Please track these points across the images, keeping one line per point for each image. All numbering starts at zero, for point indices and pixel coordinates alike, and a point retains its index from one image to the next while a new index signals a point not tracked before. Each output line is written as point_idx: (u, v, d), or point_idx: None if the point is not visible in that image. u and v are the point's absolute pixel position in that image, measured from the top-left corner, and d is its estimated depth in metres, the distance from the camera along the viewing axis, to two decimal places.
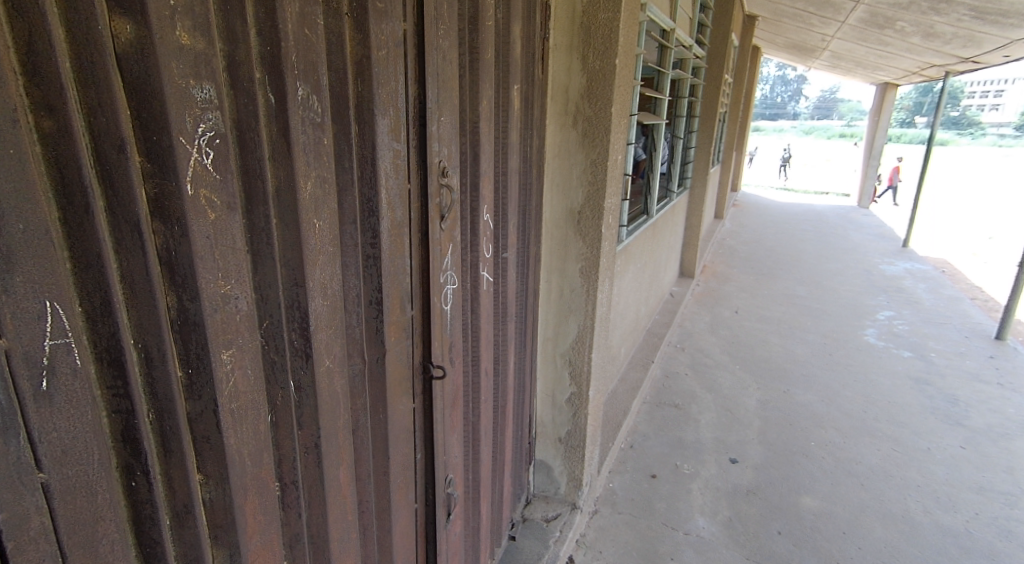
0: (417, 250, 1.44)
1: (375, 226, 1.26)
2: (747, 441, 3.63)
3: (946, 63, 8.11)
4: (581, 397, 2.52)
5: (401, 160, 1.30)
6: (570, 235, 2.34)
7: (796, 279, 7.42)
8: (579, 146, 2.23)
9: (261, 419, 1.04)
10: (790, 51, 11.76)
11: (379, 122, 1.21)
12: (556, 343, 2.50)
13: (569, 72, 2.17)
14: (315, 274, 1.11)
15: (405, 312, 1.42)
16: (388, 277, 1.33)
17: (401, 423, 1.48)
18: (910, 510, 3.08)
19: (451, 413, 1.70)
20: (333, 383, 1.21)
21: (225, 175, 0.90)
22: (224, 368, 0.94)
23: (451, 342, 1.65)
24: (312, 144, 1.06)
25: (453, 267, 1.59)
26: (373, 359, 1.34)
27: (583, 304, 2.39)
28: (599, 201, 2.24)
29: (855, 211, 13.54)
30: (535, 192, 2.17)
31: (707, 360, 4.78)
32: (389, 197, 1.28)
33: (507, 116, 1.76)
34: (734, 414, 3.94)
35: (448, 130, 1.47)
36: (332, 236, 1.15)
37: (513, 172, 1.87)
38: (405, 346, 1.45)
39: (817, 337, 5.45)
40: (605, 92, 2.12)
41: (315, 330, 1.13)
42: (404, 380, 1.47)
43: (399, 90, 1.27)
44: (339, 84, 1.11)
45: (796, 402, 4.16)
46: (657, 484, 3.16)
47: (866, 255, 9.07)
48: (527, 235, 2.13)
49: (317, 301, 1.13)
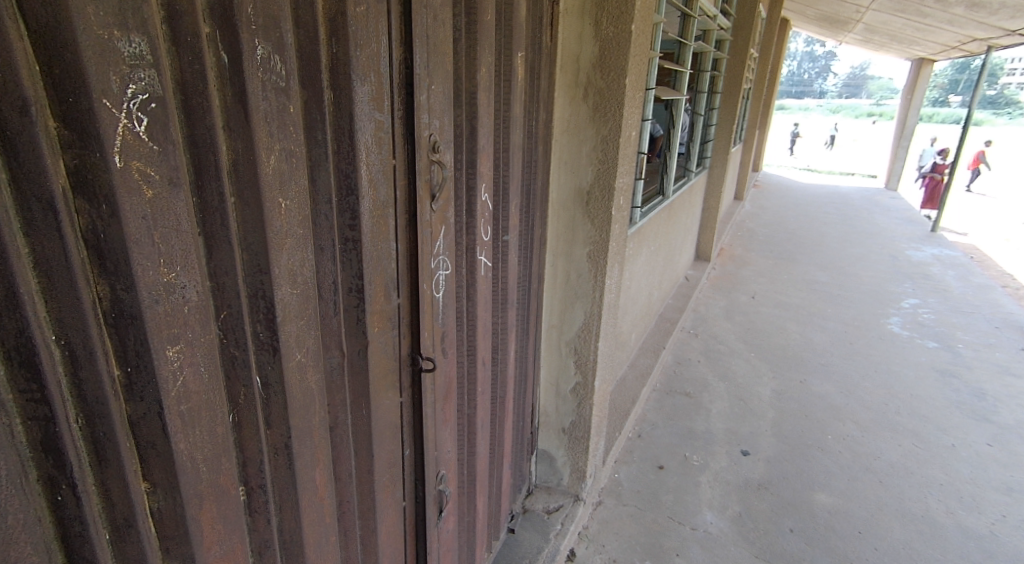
0: (404, 233, 1.31)
1: (353, 206, 1.13)
2: (760, 432, 3.51)
3: (987, 36, 7.70)
4: (586, 387, 2.41)
5: (384, 133, 1.17)
6: (578, 216, 2.20)
7: (817, 264, 7.20)
8: (589, 121, 2.07)
9: (223, 420, 0.93)
10: (820, 24, 11.30)
11: (357, 89, 1.08)
12: (561, 330, 2.38)
13: (580, 40, 2.00)
14: (281, 260, 0.99)
15: (390, 300, 1.31)
16: (371, 261, 1.21)
17: (386, 419, 1.37)
18: (931, 510, 2.95)
19: (444, 407, 1.59)
20: (306, 379, 1.11)
21: (165, 145, 0.77)
22: (171, 368, 0.82)
23: (444, 332, 1.53)
24: (275, 113, 0.93)
25: (446, 252, 1.47)
26: (353, 352, 1.23)
27: (590, 290, 2.26)
28: (610, 180, 2.09)
29: (880, 194, 13.13)
30: (541, 171, 2.03)
31: (721, 347, 4.63)
32: (370, 173, 1.16)
33: (510, 88, 1.62)
34: (748, 404, 3.81)
35: (440, 101, 1.34)
36: (303, 217, 1.03)
37: (516, 148, 1.73)
38: (390, 337, 1.34)
39: (838, 325, 5.27)
40: (619, 63, 1.96)
41: (282, 321, 1.02)
42: (390, 373, 1.36)
43: (381, 53, 1.13)
44: (311, 46, 0.98)
45: (814, 393, 4.02)
46: (664, 476, 3.06)
47: (892, 240, 8.78)
48: (531, 218, 1.99)
49: (285, 290, 1.01)
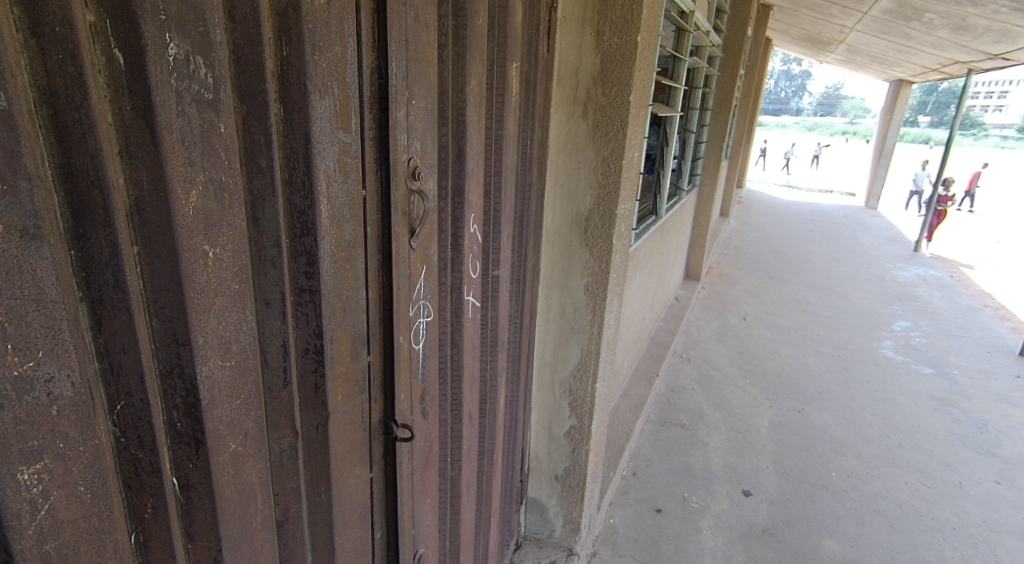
0: (377, 278, 1.07)
1: (310, 250, 0.89)
2: (761, 469, 3.29)
3: (970, 59, 7.72)
4: (582, 431, 2.18)
5: (351, 157, 0.93)
6: (575, 244, 1.97)
7: (806, 284, 7.07)
8: (589, 140, 1.85)
9: (117, 550, 0.69)
10: (804, 44, 11.35)
11: (315, 103, 0.84)
12: (554, 369, 2.14)
13: (580, 51, 1.78)
14: (207, 326, 0.75)
15: (359, 360, 1.05)
16: (333, 316, 0.96)
17: (351, 501, 1.12)
18: (946, 558, 2.75)
19: (423, 475, 1.33)
20: (242, 473, 0.86)
21: (15, 180, 0.54)
22: (28, 498, 0.58)
23: (425, 389, 1.28)
24: (198, 133, 0.69)
25: (428, 295, 1.22)
26: (308, 428, 0.98)
27: (588, 325, 2.03)
28: (611, 206, 1.87)
29: (862, 212, 13.17)
30: (535, 195, 1.79)
31: (714, 372, 4.44)
32: (332, 208, 0.91)
33: (504, 103, 1.39)
34: (746, 437, 3.60)
35: (423, 116, 1.10)
36: (238, 268, 0.79)
37: (509, 171, 1.50)
38: (357, 404, 1.08)
39: (831, 349, 5.11)
40: (623, 77, 1.75)
41: (209, 405, 0.78)
42: (358, 446, 1.11)
43: (348, 58, 0.89)
44: (251, 46, 0.74)
45: (813, 423, 3.83)
46: (662, 520, 2.83)
47: (878, 259, 8.73)
48: (524, 246, 1.75)
49: (213, 364, 0.77)
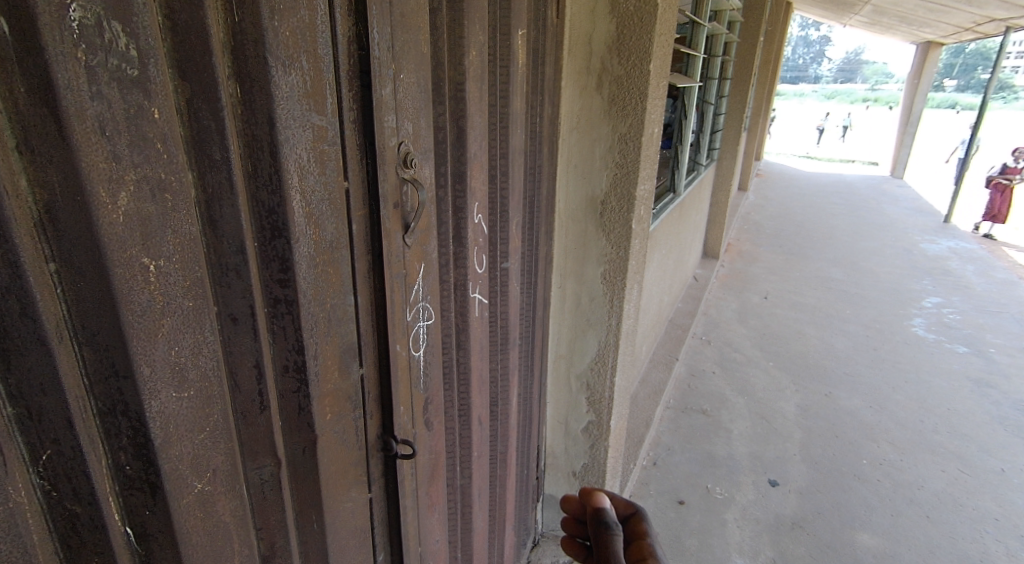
0: (367, 280, 0.93)
1: (285, 254, 0.76)
2: (788, 458, 3.16)
3: (1007, 16, 7.30)
4: (600, 427, 2.05)
5: (329, 144, 0.79)
6: (591, 229, 1.82)
7: (830, 259, 6.84)
8: (604, 115, 1.69)
9: None
10: (826, 5, 10.89)
11: (279, 81, 0.70)
12: (570, 361, 2.01)
13: (593, 16, 1.61)
14: (153, 352, 0.62)
15: (350, 375, 0.92)
16: (317, 328, 0.83)
17: (349, 527, 0.98)
18: (989, 552, 2.61)
19: (431, 489, 1.19)
20: (213, 515, 0.73)
21: None
22: None
23: (428, 398, 1.14)
24: (124, 119, 0.56)
25: (428, 295, 1.08)
26: (293, 455, 0.85)
27: (606, 315, 1.89)
28: (629, 187, 1.72)
29: (887, 182, 12.77)
30: (546, 176, 1.64)
31: (736, 355, 4.29)
32: (308, 204, 0.78)
33: (509, 75, 1.23)
34: (772, 423, 3.46)
35: (414, 92, 0.95)
36: (192, 281, 0.66)
37: (517, 152, 1.34)
38: (351, 422, 0.94)
39: (859, 328, 4.92)
40: (640, 44, 1.58)
41: (165, 444, 0.65)
42: (355, 467, 0.97)
43: (319, 24, 0.75)
44: (190, 9, 0.61)
45: (842, 408, 3.68)
46: (685, 513, 2.71)
47: (905, 232, 8.43)
48: (536, 233, 1.61)
49: (166, 397, 0.65)
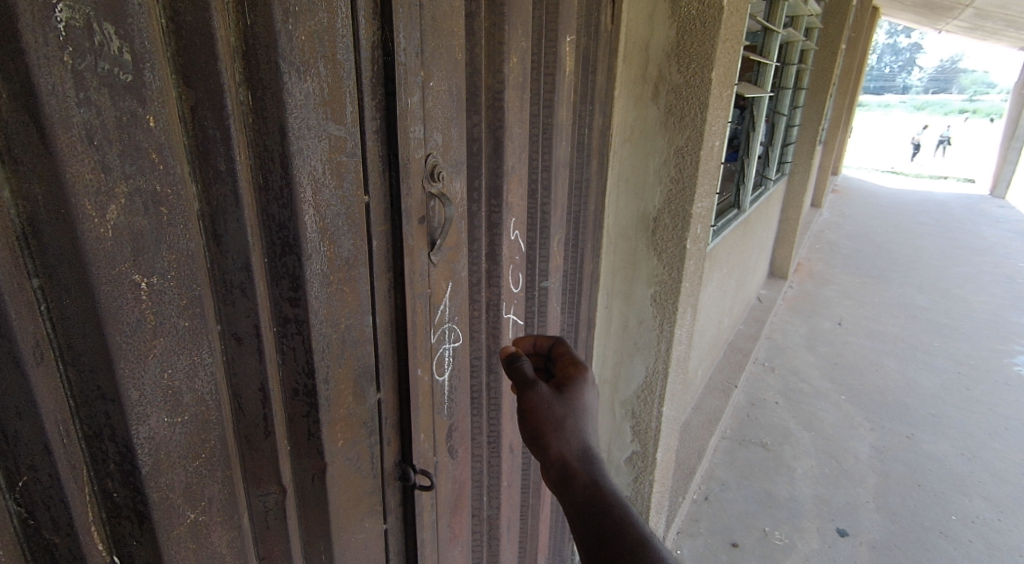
0: (387, 299, 0.87)
1: (295, 273, 0.72)
2: (860, 505, 2.90)
3: None
4: (645, 459, 1.93)
5: (347, 156, 0.75)
6: (641, 248, 1.72)
7: (915, 285, 6.36)
8: (660, 127, 1.59)
9: None
10: (919, 10, 10.20)
11: (292, 88, 0.66)
12: (615, 388, 1.90)
13: (651, 22, 1.52)
14: (143, 373, 0.58)
15: (365, 400, 0.86)
16: (329, 351, 0.78)
17: (359, 560, 0.92)
18: None
19: (452, 521, 1.13)
20: (208, 546, 0.69)
21: None
22: None
23: (452, 425, 1.07)
24: (116, 130, 0.52)
25: (455, 316, 1.03)
26: (300, 483, 0.81)
27: (655, 340, 1.77)
28: (684, 204, 1.61)
29: (986, 202, 11.80)
30: (594, 192, 1.56)
31: (802, 385, 4.03)
32: (322, 220, 0.73)
33: (555, 85, 1.16)
34: (841, 464, 3.21)
35: (445, 102, 0.89)
36: (189, 300, 0.62)
37: (562, 166, 1.27)
38: (366, 449, 0.89)
39: (949, 364, 4.52)
40: (702, 51, 1.48)
41: (154, 473, 0.61)
42: (369, 497, 0.92)
43: (339, 28, 0.70)
44: (195, 10, 0.57)
45: (927, 454, 3.36)
46: (739, 556, 2.53)
47: (1006, 258, 7.73)
48: (581, 252, 1.52)
49: (157, 422, 0.61)
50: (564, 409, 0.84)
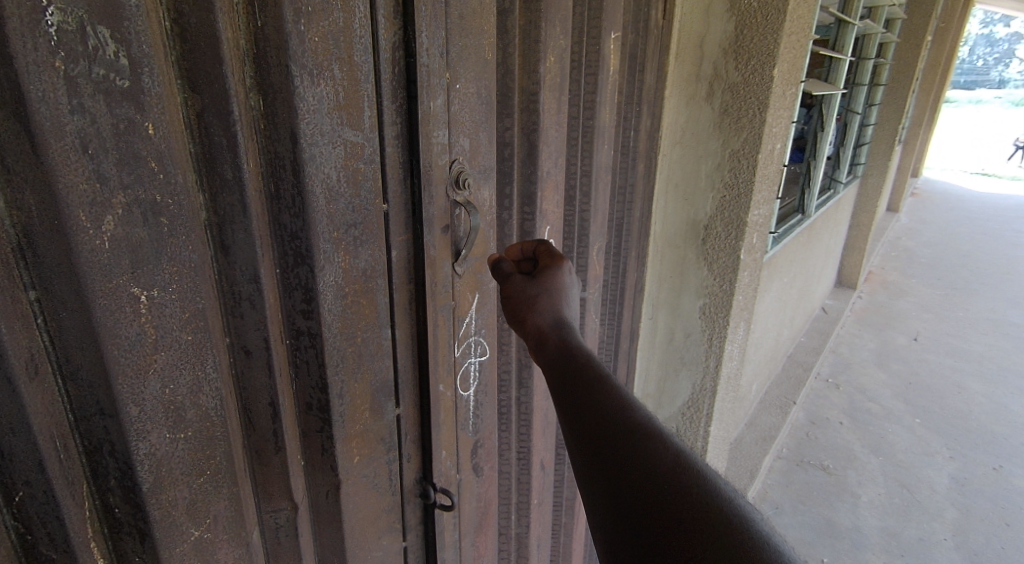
0: (408, 311, 0.84)
1: (308, 284, 0.69)
2: (935, 542, 2.67)
3: None
4: None
5: (365, 162, 0.71)
6: (691, 256, 1.62)
7: (1005, 300, 5.86)
8: (715, 129, 1.50)
9: None
10: None
11: (304, 92, 0.63)
12: (660, 403, 1.81)
13: (707, 16, 1.43)
14: (142, 386, 0.56)
15: (384, 415, 0.83)
16: (345, 365, 0.75)
17: None
18: None
19: (475, 540, 1.08)
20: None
21: None
22: None
23: (476, 441, 1.03)
24: (114, 138, 0.50)
25: (480, 329, 0.98)
26: (313, 500, 0.78)
27: (704, 355, 1.68)
28: (739, 211, 1.51)
29: None
30: (641, 197, 1.48)
31: (869, 404, 3.78)
32: (337, 229, 0.70)
33: (597, 85, 1.10)
34: (915, 495, 2.97)
35: (472, 105, 0.85)
36: (193, 311, 0.59)
37: (604, 172, 1.20)
38: (384, 466, 0.85)
39: None
40: (762, 47, 1.38)
41: (155, 489, 0.59)
42: (386, 516, 0.88)
43: (355, 27, 0.66)
44: (200, 12, 0.54)
45: (1016, 489, 3.07)
46: None
47: None
48: (625, 261, 1.45)
49: (158, 437, 0.59)
50: (537, 288, 0.85)
